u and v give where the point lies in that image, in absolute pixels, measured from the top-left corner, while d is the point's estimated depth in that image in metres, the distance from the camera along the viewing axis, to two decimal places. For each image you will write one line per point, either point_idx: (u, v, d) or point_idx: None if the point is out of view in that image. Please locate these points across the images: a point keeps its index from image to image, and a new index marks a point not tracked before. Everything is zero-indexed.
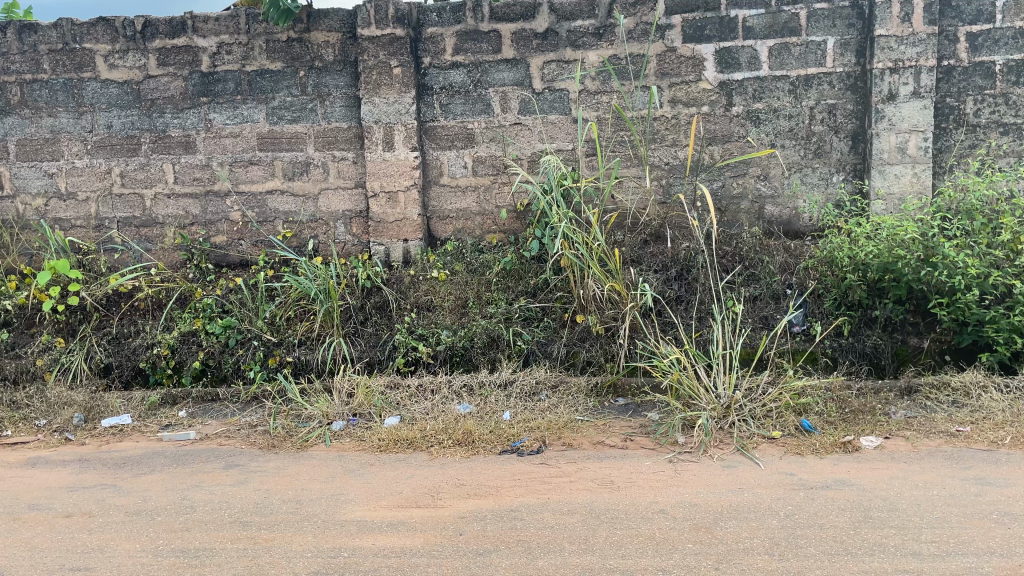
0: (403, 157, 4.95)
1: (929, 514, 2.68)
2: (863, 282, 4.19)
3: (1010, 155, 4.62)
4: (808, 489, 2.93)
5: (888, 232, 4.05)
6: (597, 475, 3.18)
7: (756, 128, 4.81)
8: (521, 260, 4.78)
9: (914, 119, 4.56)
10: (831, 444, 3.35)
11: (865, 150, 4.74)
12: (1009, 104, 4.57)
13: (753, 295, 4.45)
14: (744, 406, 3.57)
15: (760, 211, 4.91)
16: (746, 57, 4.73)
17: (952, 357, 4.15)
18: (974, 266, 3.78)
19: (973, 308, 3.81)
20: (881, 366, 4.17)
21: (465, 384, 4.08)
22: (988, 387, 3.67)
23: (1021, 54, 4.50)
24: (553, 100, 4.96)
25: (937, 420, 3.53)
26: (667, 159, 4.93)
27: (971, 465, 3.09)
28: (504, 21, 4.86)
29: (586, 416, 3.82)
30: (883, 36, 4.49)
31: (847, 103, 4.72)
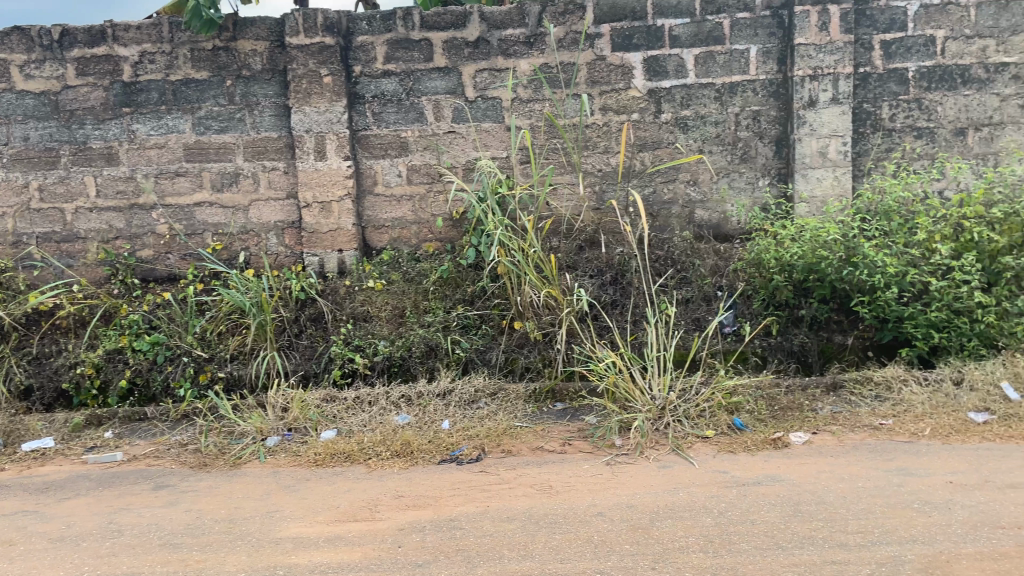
0: (336, 166, 4.90)
1: (856, 506, 2.77)
2: (789, 282, 4.31)
3: (924, 158, 4.81)
4: (740, 486, 3.01)
5: (811, 234, 4.17)
6: (536, 480, 3.19)
7: (685, 135, 4.92)
8: (458, 268, 4.78)
9: (834, 124, 4.73)
10: (763, 441, 3.44)
11: (788, 155, 4.89)
12: (923, 108, 4.75)
13: (685, 298, 4.54)
14: (678, 406, 3.65)
15: (690, 216, 5.02)
16: (674, 65, 4.83)
17: (874, 353, 4.32)
18: (893, 265, 3.92)
19: (892, 305, 3.95)
20: (807, 364, 4.34)
21: (404, 395, 4.04)
22: (908, 381, 3.83)
23: (932, 61, 4.69)
24: (486, 109, 4.97)
25: (862, 414, 3.66)
26: (600, 165, 5.00)
27: (894, 457, 3.20)
28: (435, 29, 4.86)
29: (525, 422, 3.83)
30: (802, 45, 4.65)
31: (771, 109, 4.86)
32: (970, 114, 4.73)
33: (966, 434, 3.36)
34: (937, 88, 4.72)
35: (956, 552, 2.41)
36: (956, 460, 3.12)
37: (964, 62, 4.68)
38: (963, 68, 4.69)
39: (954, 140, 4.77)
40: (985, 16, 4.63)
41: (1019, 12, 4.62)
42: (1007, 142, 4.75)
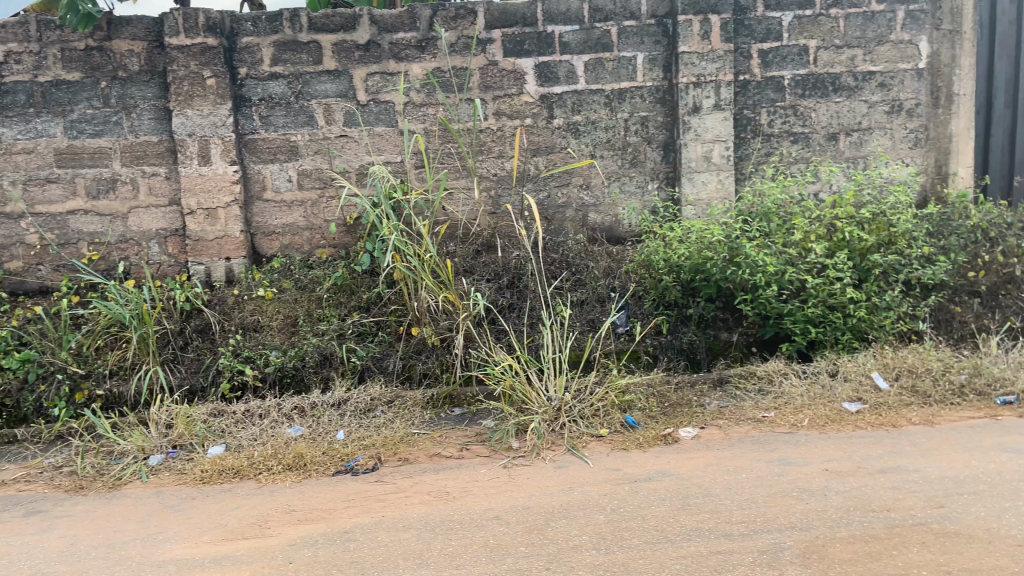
0: (222, 171, 4.73)
1: (740, 496, 2.88)
2: (677, 283, 4.48)
3: (799, 162, 5.07)
4: (632, 482, 3.08)
5: (697, 236, 4.38)
6: (432, 487, 3.17)
7: (577, 140, 5.01)
8: (353, 275, 4.71)
9: (717, 130, 4.91)
10: (653, 437, 3.54)
11: (675, 159, 5.05)
12: (798, 115, 5.00)
13: (580, 300, 4.61)
14: (573, 407, 3.69)
15: (584, 219, 5.11)
16: (565, 71, 4.91)
17: (757, 348, 4.51)
18: (772, 264, 4.11)
19: (773, 303, 4.14)
20: (696, 361, 4.48)
21: (296, 407, 3.94)
22: (788, 374, 4.02)
23: (806, 69, 4.94)
24: (379, 112, 4.91)
25: (746, 408, 3.82)
26: (494, 170, 5.03)
27: (775, 448, 3.35)
28: (323, 32, 4.77)
29: (422, 429, 3.80)
30: (686, 53, 4.81)
31: (658, 115, 5.01)
32: (841, 120, 5.01)
33: (840, 423, 3.55)
34: (811, 95, 4.98)
35: (832, 536, 2.54)
36: (832, 448, 3.30)
37: (835, 71, 4.95)
38: (834, 76, 4.96)
39: (827, 144, 5.05)
40: (853, 27, 4.90)
41: (883, 24, 4.90)
42: (874, 147, 5.06)
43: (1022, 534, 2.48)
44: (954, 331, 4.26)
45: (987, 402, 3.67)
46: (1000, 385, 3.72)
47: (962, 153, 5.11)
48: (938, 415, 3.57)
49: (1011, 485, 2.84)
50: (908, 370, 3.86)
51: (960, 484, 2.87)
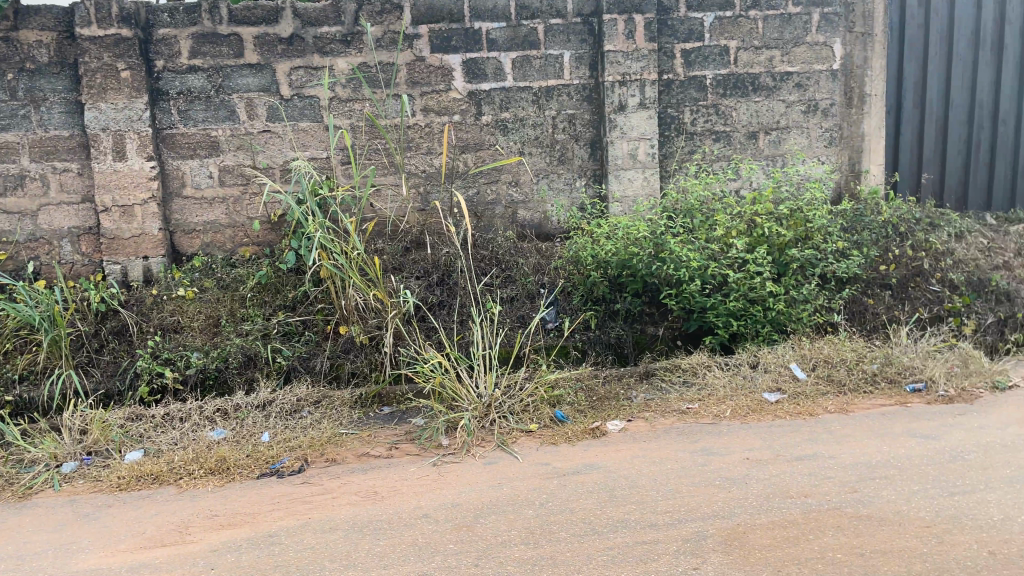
0: (138, 167, 4.57)
1: (666, 487, 2.94)
2: (605, 278, 4.54)
3: (721, 160, 5.20)
4: (561, 476, 3.11)
5: (624, 232, 4.46)
6: (360, 487, 3.13)
7: (505, 137, 5.02)
8: (277, 273, 4.61)
9: (642, 128, 5.00)
10: (582, 431, 3.58)
11: (602, 156, 5.11)
12: (719, 114, 5.13)
13: (510, 296, 4.60)
14: (503, 403, 3.70)
15: (513, 216, 5.12)
16: (492, 68, 4.91)
17: (682, 342, 4.58)
18: (695, 259, 4.21)
19: (697, 297, 4.24)
20: (624, 356, 4.54)
21: (219, 409, 3.84)
22: (711, 366, 4.12)
23: (726, 69, 5.07)
24: (303, 107, 4.81)
25: (671, 400, 3.90)
26: (423, 166, 4.99)
27: (699, 438, 3.44)
28: (245, 25, 4.66)
29: (350, 429, 3.75)
30: (611, 52, 4.87)
31: (585, 112, 5.06)
32: (760, 119, 5.16)
33: (761, 413, 3.67)
34: (731, 95, 5.11)
35: (752, 523, 2.62)
36: (753, 437, 3.40)
37: (754, 71, 5.09)
38: (753, 76, 5.10)
39: (747, 143, 5.19)
40: (771, 28, 5.05)
41: (799, 26, 5.06)
42: (792, 145, 5.22)
43: (928, 515, 2.61)
44: (868, 322, 4.36)
45: (898, 390, 3.84)
46: (909, 373, 3.90)
47: (875, 151, 5.33)
48: (852, 403, 3.72)
49: (918, 469, 2.97)
50: (824, 360, 4.00)
51: (872, 469, 2.99)
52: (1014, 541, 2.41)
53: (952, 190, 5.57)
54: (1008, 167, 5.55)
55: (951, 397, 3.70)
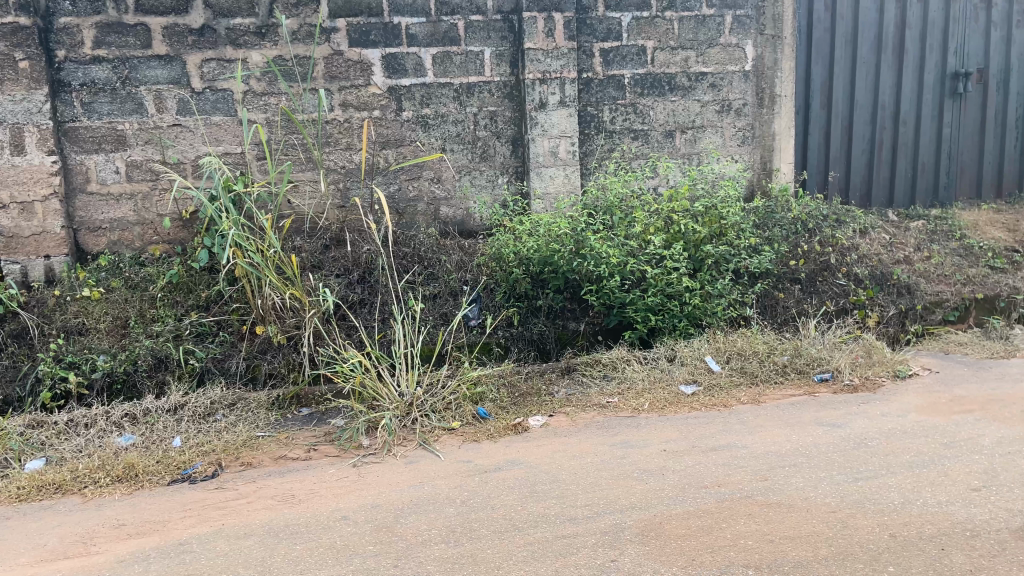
0: (38, 162, 4.36)
1: (586, 480, 2.98)
2: (527, 275, 4.56)
3: (640, 158, 5.29)
4: (483, 473, 3.11)
5: (545, 229, 4.51)
6: (278, 491, 3.06)
7: (426, 133, 4.98)
8: (190, 273, 4.46)
9: (563, 126, 5.04)
10: (504, 427, 3.59)
11: (523, 154, 5.14)
12: (638, 112, 5.22)
13: (433, 293, 4.55)
14: (425, 401, 3.68)
15: (436, 213, 5.09)
16: (412, 64, 4.87)
17: (603, 337, 4.59)
18: (615, 256, 4.28)
19: (617, 293, 4.31)
20: (547, 351, 4.54)
21: (128, 414, 3.68)
22: (631, 360, 4.20)
23: (644, 69, 5.16)
24: (216, 101, 4.67)
25: (592, 394, 3.96)
26: (342, 162, 4.92)
27: (618, 432, 3.50)
28: (153, 14, 4.49)
29: (267, 432, 3.66)
30: (531, 49, 4.89)
31: (506, 110, 5.07)
32: (677, 119, 5.28)
33: (677, 405, 3.76)
34: (649, 94, 5.21)
35: (668, 514, 2.67)
36: (671, 430, 3.47)
37: (670, 71, 5.20)
38: (669, 76, 5.21)
39: (665, 141, 5.30)
40: (686, 29, 5.16)
41: (713, 28, 5.19)
42: (707, 144, 5.36)
43: (834, 501, 2.72)
44: (779, 316, 4.51)
45: (807, 380, 3.99)
46: (818, 364, 4.06)
47: (785, 149, 5.51)
48: (765, 394, 3.86)
49: (826, 456, 3.10)
50: (737, 353, 4.12)
51: (783, 458, 3.10)
52: (913, 523, 2.53)
53: (857, 188, 5.81)
54: (907, 166, 5.84)
55: (856, 387, 3.88)
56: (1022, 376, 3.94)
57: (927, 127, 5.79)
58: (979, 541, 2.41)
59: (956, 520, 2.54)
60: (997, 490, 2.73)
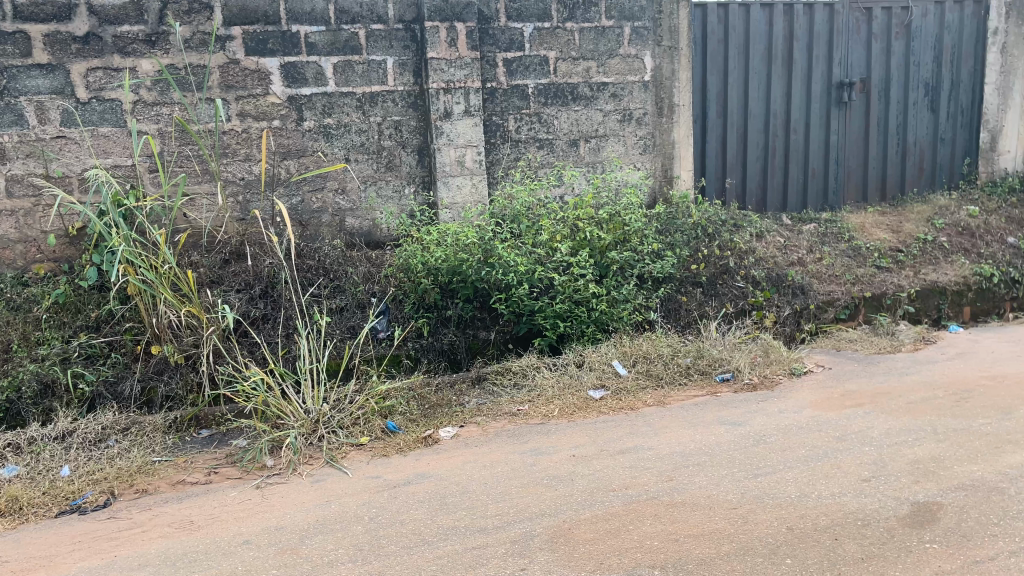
0: None
1: (496, 490, 2.97)
2: (436, 285, 4.49)
3: (545, 167, 5.35)
4: (392, 488, 3.06)
5: (453, 239, 4.47)
6: (176, 517, 2.93)
7: (329, 143, 4.90)
8: (78, 292, 4.24)
9: (468, 135, 5.04)
10: (414, 440, 3.55)
11: (430, 164, 5.11)
12: (542, 122, 5.28)
13: (340, 306, 4.43)
14: (332, 417, 3.59)
15: (341, 224, 5.01)
16: (312, 73, 4.78)
17: (513, 345, 4.59)
18: (523, 264, 4.34)
19: (525, 301, 4.34)
20: (457, 361, 4.49)
21: (11, 444, 3.47)
22: (540, 367, 4.22)
23: (547, 79, 5.22)
24: (103, 111, 4.46)
25: (502, 403, 3.96)
26: (241, 174, 4.77)
27: (528, 440, 3.51)
28: (32, 21, 4.26)
29: (164, 456, 3.51)
30: (434, 59, 4.88)
31: (411, 119, 5.04)
32: (580, 128, 5.36)
33: (586, 410, 3.82)
34: (552, 104, 5.27)
35: (576, 519, 2.70)
36: (580, 436, 3.51)
37: (573, 81, 5.29)
38: (572, 86, 5.29)
39: (569, 150, 5.38)
40: (586, 40, 5.26)
41: (613, 39, 5.31)
42: (610, 152, 5.47)
43: (736, 497, 2.80)
44: (682, 319, 4.62)
45: (709, 380, 4.12)
46: (718, 364, 4.19)
47: (685, 157, 5.66)
48: (669, 396, 3.97)
49: (728, 454, 3.19)
50: (643, 356, 4.22)
51: (687, 457, 3.18)
52: (808, 515, 2.63)
53: (753, 193, 6.03)
54: (799, 172, 6.10)
55: (754, 385, 4.03)
56: (906, 369, 4.17)
57: (816, 135, 6.07)
58: (870, 529, 2.52)
59: (848, 510, 2.66)
60: (885, 479, 2.87)
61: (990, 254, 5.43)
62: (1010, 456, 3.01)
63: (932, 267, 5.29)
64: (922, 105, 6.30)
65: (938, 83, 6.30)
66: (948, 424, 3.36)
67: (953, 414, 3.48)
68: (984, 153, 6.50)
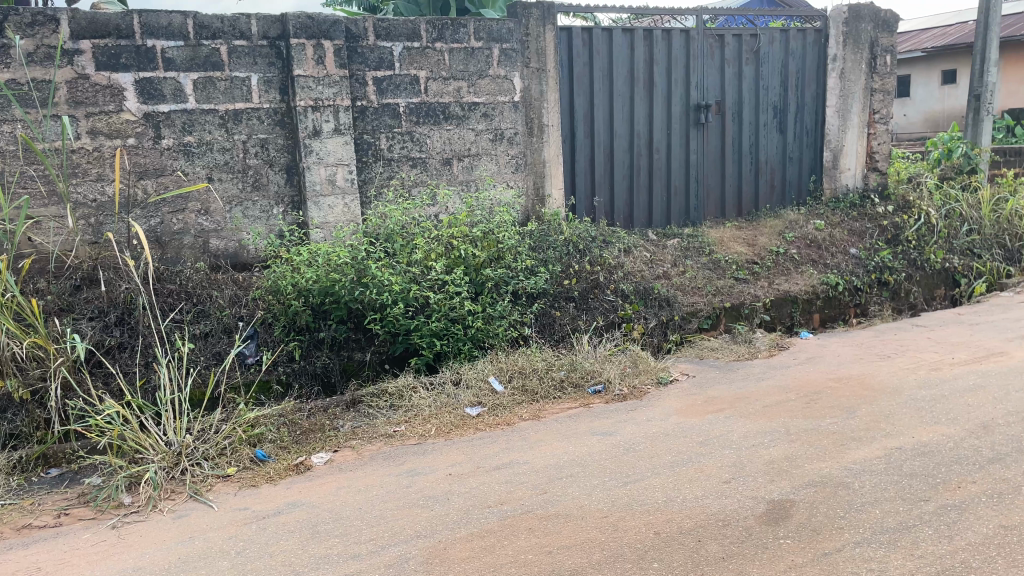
0: None
1: (371, 514, 2.93)
2: (307, 307, 4.36)
3: (419, 185, 5.34)
4: (261, 520, 2.95)
5: (324, 259, 4.38)
6: (20, 565, 2.71)
7: (189, 162, 4.70)
8: None
9: (339, 154, 4.97)
10: (285, 468, 3.45)
11: (299, 183, 4.99)
12: (415, 141, 5.27)
13: (204, 332, 4.24)
14: (195, 449, 3.44)
15: (205, 246, 4.82)
16: (170, 89, 4.58)
17: (390, 365, 4.50)
18: (397, 283, 4.31)
19: (401, 320, 4.31)
20: (331, 384, 4.34)
21: None
22: (417, 388, 4.19)
23: (418, 98, 5.24)
24: None
25: (378, 425, 3.90)
26: (93, 195, 4.50)
27: (405, 461, 3.48)
28: None
29: (7, 500, 3.24)
30: (301, 76, 4.80)
31: (278, 137, 4.91)
32: (453, 147, 5.40)
33: (463, 428, 3.83)
34: (424, 123, 5.28)
35: (451, 538, 2.69)
36: (455, 454, 3.52)
37: (444, 101, 5.33)
38: (444, 105, 5.33)
39: (442, 169, 5.40)
40: (456, 60, 5.32)
41: (482, 60, 5.39)
42: (482, 171, 5.53)
43: (606, 506, 2.88)
44: (556, 333, 4.71)
45: (582, 393, 4.23)
46: (591, 376, 4.32)
47: (555, 176, 5.81)
48: (544, 409, 4.05)
49: (599, 464, 3.28)
50: (519, 371, 4.27)
51: (560, 469, 3.25)
52: (674, 519, 2.74)
53: (620, 210, 6.25)
54: (662, 189, 6.38)
55: (625, 396, 4.17)
56: (762, 375, 4.43)
57: (677, 154, 6.37)
58: (730, 529, 2.66)
59: (710, 512, 2.79)
60: (743, 480, 3.04)
61: (835, 265, 5.86)
62: (853, 452, 3.25)
63: (784, 277, 5.67)
64: (772, 126, 6.73)
65: (785, 105, 6.75)
66: (800, 425, 3.59)
67: (804, 415, 3.71)
68: (827, 171, 7.01)
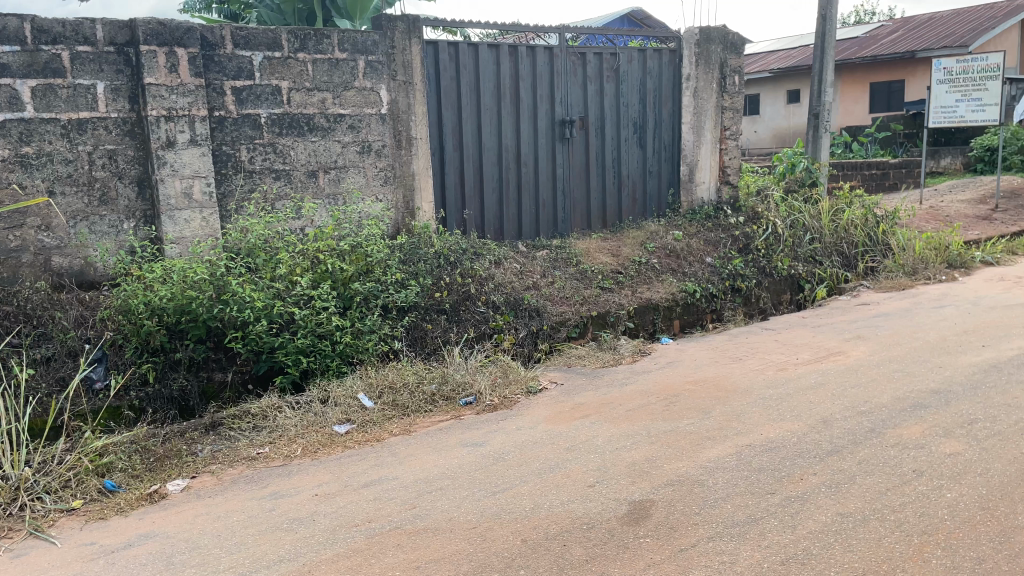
0: None
1: (232, 540, 2.82)
2: (161, 326, 4.12)
3: (282, 199, 5.20)
4: (109, 554, 2.78)
5: (180, 276, 4.18)
6: None
7: (27, 174, 4.39)
8: None
9: (195, 165, 4.77)
10: (137, 498, 3.26)
11: (152, 196, 4.75)
12: (278, 152, 5.14)
13: (46, 357, 3.98)
14: (36, 482, 3.22)
15: (46, 263, 4.50)
16: (5, 97, 4.27)
17: (254, 385, 4.38)
18: (260, 299, 4.18)
19: (264, 338, 4.17)
20: (189, 408, 4.20)
21: None
22: (282, 407, 4.07)
23: (280, 109, 5.11)
24: None
25: (240, 447, 3.76)
26: None
27: (269, 484, 3.37)
28: None
29: None
30: (152, 85, 4.58)
31: (127, 148, 4.65)
32: (318, 159, 5.30)
33: (331, 446, 3.75)
34: (287, 134, 5.16)
35: (316, 560, 2.63)
36: (321, 474, 3.44)
37: (308, 112, 5.22)
38: (308, 117, 5.23)
39: (308, 182, 5.28)
40: (320, 71, 5.24)
41: (347, 71, 5.33)
42: (350, 184, 5.46)
43: (475, 517, 2.90)
44: (427, 346, 4.71)
45: (453, 405, 4.23)
46: (462, 389, 4.33)
47: (424, 189, 5.80)
48: (415, 423, 4.03)
49: (467, 475, 3.30)
50: (388, 387, 4.24)
51: (430, 483, 3.24)
52: (540, 525, 2.80)
53: (490, 222, 6.32)
54: (530, 202, 6.50)
55: (495, 406, 4.21)
56: (626, 380, 4.59)
57: (544, 167, 6.52)
58: (593, 532, 2.74)
59: (575, 516, 2.86)
60: (607, 484, 3.13)
61: (692, 273, 6.17)
62: (707, 451, 3.43)
63: (646, 286, 5.91)
64: (632, 141, 7.02)
65: (644, 121, 7.06)
66: (660, 427, 3.74)
67: (663, 418, 3.88)
68: (684, 184, 7.38)
